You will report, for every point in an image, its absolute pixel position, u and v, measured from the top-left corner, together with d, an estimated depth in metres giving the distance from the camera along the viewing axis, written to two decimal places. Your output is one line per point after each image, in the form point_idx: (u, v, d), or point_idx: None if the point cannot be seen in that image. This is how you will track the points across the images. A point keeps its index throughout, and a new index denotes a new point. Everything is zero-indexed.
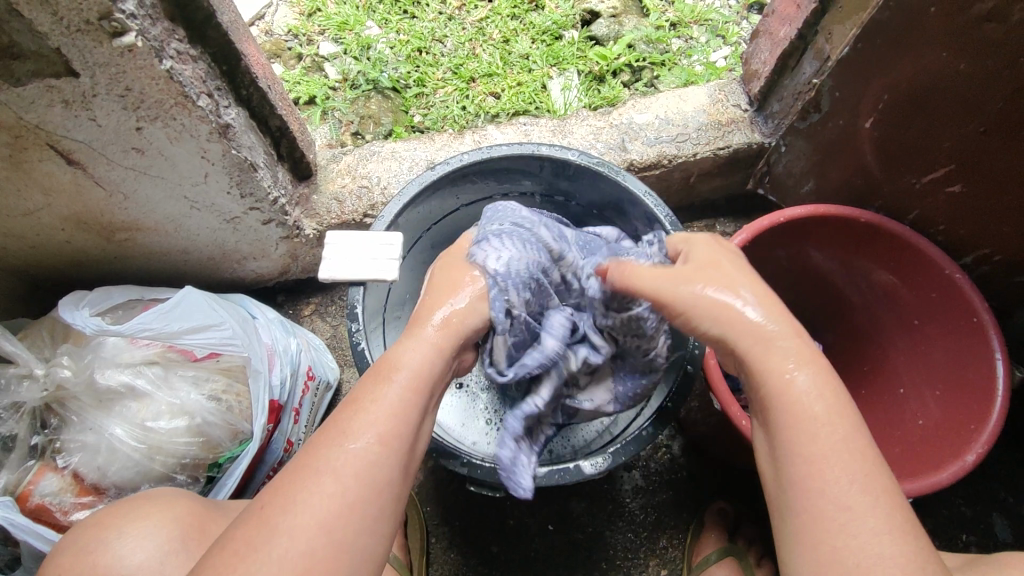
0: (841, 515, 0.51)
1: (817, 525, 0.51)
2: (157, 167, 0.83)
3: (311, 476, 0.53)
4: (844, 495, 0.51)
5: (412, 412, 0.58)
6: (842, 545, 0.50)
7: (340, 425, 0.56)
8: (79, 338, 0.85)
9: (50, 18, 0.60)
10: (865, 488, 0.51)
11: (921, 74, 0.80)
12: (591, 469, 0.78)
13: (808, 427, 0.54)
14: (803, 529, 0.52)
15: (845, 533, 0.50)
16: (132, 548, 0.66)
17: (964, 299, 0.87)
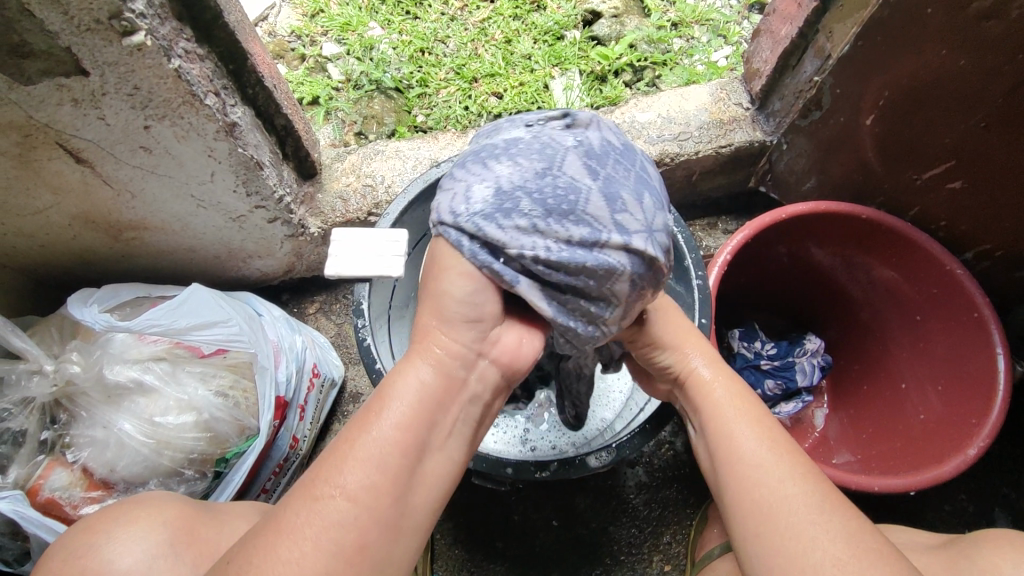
0: (754, 472, 0.62)
1: (737, 486, 0.62)
2: (163, 166, 0.84)
3: (296, 526, 0.49)
4: (756, 455, 0.63)
5: (400, 451, 0.51)
6: (758, 494, 0.60)
7: (326, 466, 0.51)
8: (87, 335, 0.86)
9: (60, 18, 0.61)
10: (769, 448, 0.63)
11: (922, 71, 0.81)
12: (595, 462, 0.79)
13: (720, 416, 0.67)
14: (731, 492, 0.62)
15: (758, 484, 0.61)
16: (120, 553, 0.66)
17: (964, 295, 0.88)
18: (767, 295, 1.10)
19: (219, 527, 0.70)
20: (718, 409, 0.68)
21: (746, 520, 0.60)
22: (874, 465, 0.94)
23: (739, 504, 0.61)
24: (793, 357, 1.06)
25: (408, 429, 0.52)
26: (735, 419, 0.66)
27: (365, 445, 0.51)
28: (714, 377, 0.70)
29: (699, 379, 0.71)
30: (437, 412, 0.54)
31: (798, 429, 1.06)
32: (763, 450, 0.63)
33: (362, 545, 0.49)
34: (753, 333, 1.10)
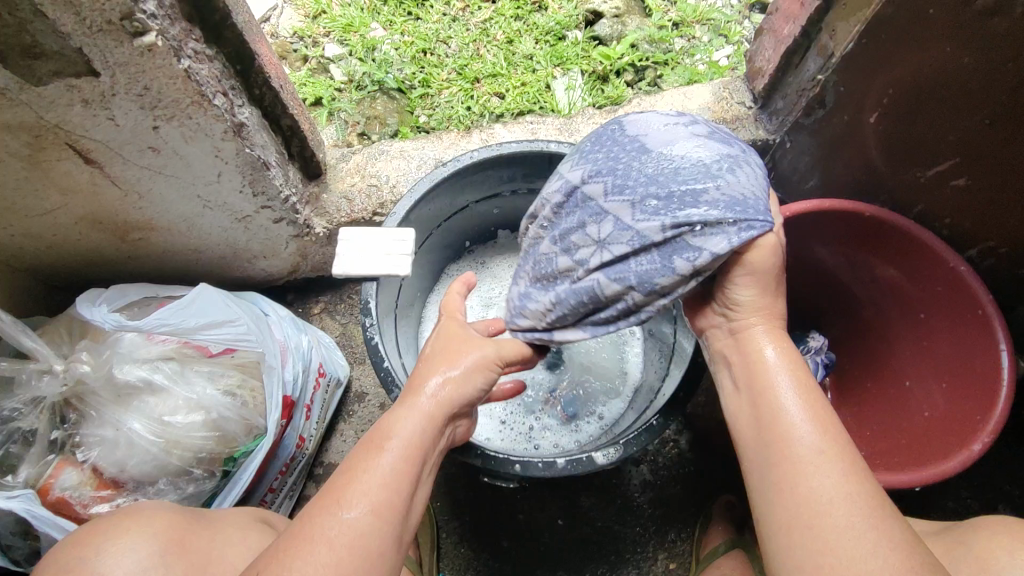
0: (813, 459, 0.57)
1: (789, 474, 0.57)
2: (171, 167, 0.84)
3: (315, 539, 0.55)
4: (814, 443, 0.58)
5: (407, 477, 0.60)
6: (814, 486, 0.56)
7: (343, 490, 0.57)
8: (97, 335, 0.86)
9: (73, 18, 0.61)
10: (831, 436, 0.58)
11: (925, 68, 0.81)
12: (601, 459, 0.79)
13: (777, 394, 0.61)
14: (782, 480, 0.58)
15: (815, 474, 0.56)
16: (112, 565, 0.65)
17: (970, 293, 0.88)
18: None
19: (208, 537, 0.72)
20: (772, 385, 0.62)
21: (798, 511, 0.56)
22: (879, 460, 0.94)
23: (791, 495, 0.57)
24: None
25: (409, 458, 0.60)
26: (792, 401, 0.60)
27: (380, 471, 0.59)
28: (775, 353, 0.63)
29: (756, 345, 0.64)
30: (429, 449, 0.63)
31: None
32: (823, 438, 0.58)
33: (369, 557, 0.55)
34: None
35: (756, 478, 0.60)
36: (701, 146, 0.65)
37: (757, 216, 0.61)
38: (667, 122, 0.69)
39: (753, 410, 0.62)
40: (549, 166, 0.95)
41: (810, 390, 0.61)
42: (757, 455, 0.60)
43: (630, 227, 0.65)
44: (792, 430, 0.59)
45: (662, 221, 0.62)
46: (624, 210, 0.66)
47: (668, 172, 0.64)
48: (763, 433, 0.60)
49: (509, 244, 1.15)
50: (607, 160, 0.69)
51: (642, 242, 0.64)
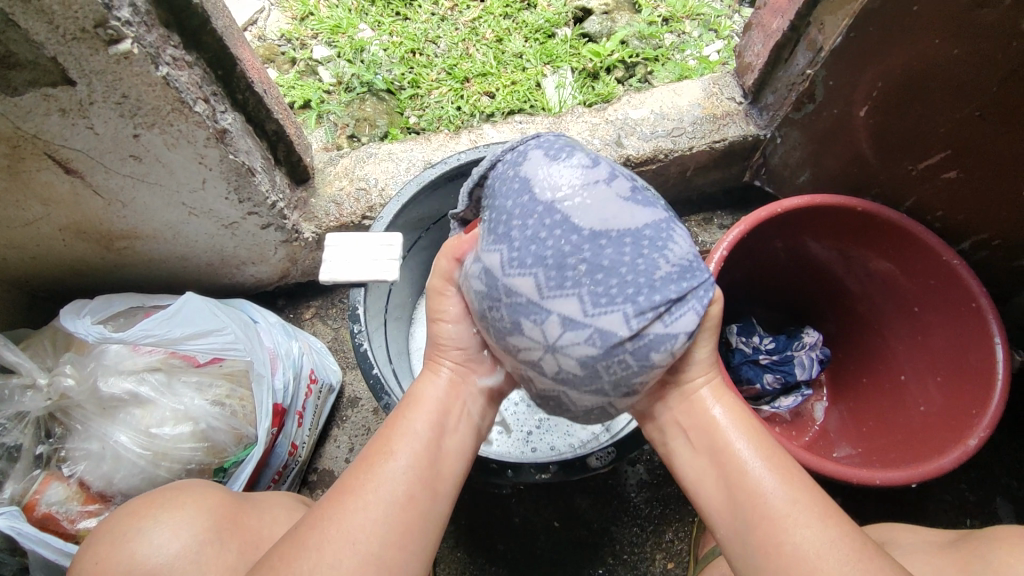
0: (788, 511, 0.56)
1: (768, 532, 0.56)
2: (154, 175, 0.83)
3: (358, 486, 0.55)
4: (785, 494, 0.57)
5: (440, 432, 0.61)
6: (796, 541, 0.54)
7: (379, 444, 0.59)
8: (80, 347, 0.85)
9: (45, 27, 0.60)
10: (800, 485, 0.58)
11: (915, 60, 0.80)
12: (596, 463, 0.78)
13: (735, 455, 0.61)
14: (763, 543, 0.55)
15: (794, 528, 0.55)
16: (166, 539, 0.64)
17: (962, 286, 0.88)
18: (764, 290, 1.10)
19: (258, 516, 0.72)
20: (728, 444, 0.62)
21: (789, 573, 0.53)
22: (875, 459, 0.93)
23: (776, 557, 0.54)
24: (791, 351, 1.06)
25: (439, 416, 0.63)
26: (755, 461, 0.60)
27: (418, 422, 0.61)
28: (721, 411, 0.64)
29: (704, 407, 0.64)
30: (457, 407, 0.65)
31: (798, 424, 1.06)
32: (792, 490, 0.57)
33: (412, 500, 0.56)
34: (751, 327, 1.09)
35: (736, 543, 0.58)
36: (637, 206, 0.59)
37: (707, 272, 0.60)
38: (581, 173, 0.59)
39: (716, 473, 0.61)
40: None
41: (765, 444, 0.62)
42: (733, 521, 0.58)
43: (587, 324, 0.57)
44: (759, 486, 0.58)
45: (624, 312, 0.56)
46: (573, 299, 0.57)
47: (610, 253, 0.57)
48: (733, 494, 0.59)
49: None
50: (524, 242, 0.59)
51: (612, 338, 0.57)
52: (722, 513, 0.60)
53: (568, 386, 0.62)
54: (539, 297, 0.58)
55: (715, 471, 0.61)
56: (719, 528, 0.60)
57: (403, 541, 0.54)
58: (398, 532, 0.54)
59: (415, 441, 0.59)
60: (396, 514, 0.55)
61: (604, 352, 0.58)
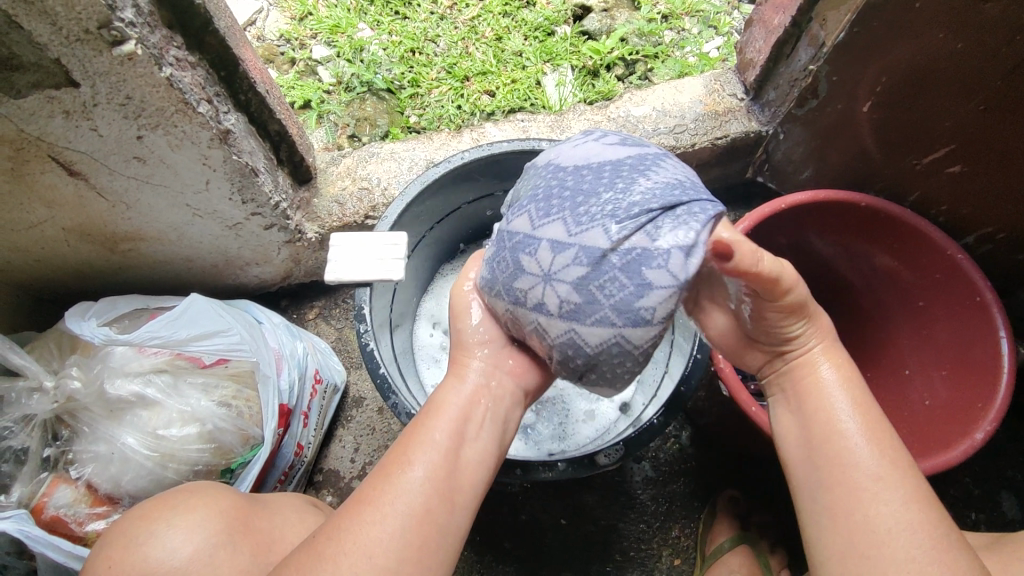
0: (871, 485, 0.57)
1: (843, 498, 0.58)
2: (158, 176, 0.83)
3: (375, 497, 0.56)
4: (871, 468, 0.58)
5: (462, 439, 0.60)
6: (873, 514, 0.56)
7: (397, 453, 0.59)
8: (86, 349, 0.84)
9: (49, 28, 0.60)
10: (893, 463, 0.58)
11: (918, 56, 0.80)
12: (605, 460, 0.77)
13: (830, 418, 0.62)
14: (835, 507, 0.58)
15: (873, 502, 0.56)
16: (179, 543, 0.64)
17: (966, 279, 0.88)
18: None
19: (270, 520, 0.72)
20: (829, 407, 0.62)
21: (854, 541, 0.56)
22: None
23: (846, 523, 0.57)
24: None
25: (461, 421, 0.62)
26: (851, 426, 0.60)
27: (438, 430, 0.60)
28: (830, 373, 0.65)
29: (813, 367, 0.66)
30: (482, 411, 0.64)
31: None
32: (882, 465, 0.58)
33: (430, 514, 0.55)
34: None
35: (808, 498, 0.61)
36: (622, 150, 0.65)
37: (698, 198, 0.60)
38: (576, 142, 0.69)
39: (806, 431, 0.63)
40: None
41: (868, 415, 0.61)
42: (810, 479, 0.61)
43: (571, 245, 0.59)
44: (847, 454, 0.59)
45: (604, 226, 0.59)
46: (555, 225, 0.61)
47: (590, 180, 0.62)
48: (819, 455, 0.61)
49: None
50: (523, 199, 0.66)
51: (595, 251, 0.58)
52: (802, 468, 0.62)
53: (575, 324, 0.60)
54: (530, 233, 0.62)
55: (807, 424, 0.63)
56: (794, 480, 0.63)
57: (419, 556, 0.54)
58: (414, 547, 0.54)
59: (433, 452, 0.58)
60: (412, 528, 0.54)
61: (592, 270, 0.59)
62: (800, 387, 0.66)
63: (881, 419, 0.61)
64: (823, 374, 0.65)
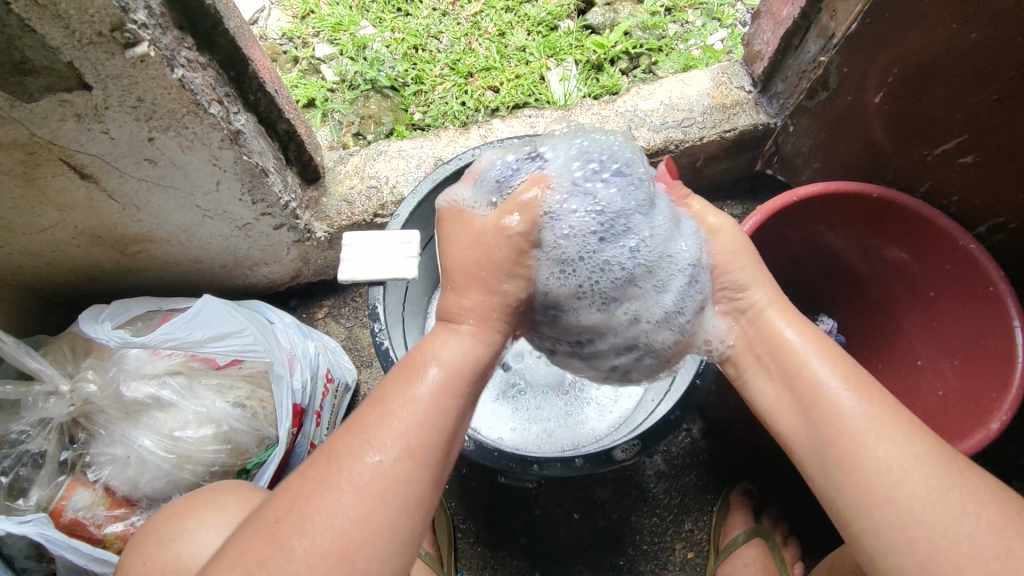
0: (870, 428, 0.57)
1: (851, 450, 0.57)
2: (168, 177, 0.83)
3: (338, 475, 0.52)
4: (863, 410, 0.58)
5: (445, 413, 0.55)
6: (881, 455, 0.56)
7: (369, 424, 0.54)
8: (101, 352, 0.84)
9: (62, 32, 0.59)
10: (881, 399, 0.58)
11: (930, 46, 0.80)
12: (622, 455, 0.77)
13: (810, 375, 0.61)
14: (845, 462, 0.57)
15: (877, 443, 0.56)
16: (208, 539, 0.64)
17: (978, 269, 0.87)
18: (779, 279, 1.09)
19: None
20: (803, 362, 0.62)
21: (870, 491, 0.55)
22: None
23: (854, 475, 0.56)
24: None
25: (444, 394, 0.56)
26: (830, 376, 0.60)
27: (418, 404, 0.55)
28: (791, 327, 0.64)
29: (776, 330, 0.65)
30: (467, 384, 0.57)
31: None
32: (872, 405, 0.58)
33: (387, 495, 0.52)
34: None
35: (816, 460, 0.59)
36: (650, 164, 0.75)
37: None
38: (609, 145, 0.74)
39: (791, 395, 0.62)
40: None
41: (838, 360, 0.62)
42: (810, 444, 0.60)
43: (681, 261, 0.67)
44: (837, 403, 0.59)
45: (700, 246, 0.69)
46: (677, 241, 0.68)
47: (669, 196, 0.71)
48: (812, 412, 0.60)
49: None
50: (613, 194, 0.67)
51: (699, 269, 0.68)
52: (799, 431, 0.61)
53: (662, 329, 0.69)
54: (641, 243, 0.67)
55: (790, 389, 0.62)
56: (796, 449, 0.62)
57: (364, 541, 0.50)
58: (361, 530, 0.50)
59: (396, 428, 0.54)
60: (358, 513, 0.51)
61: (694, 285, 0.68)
62: (771, 347, 0.65)
63: (850, 359, 0.63)
64: (786, 330, 0.64)
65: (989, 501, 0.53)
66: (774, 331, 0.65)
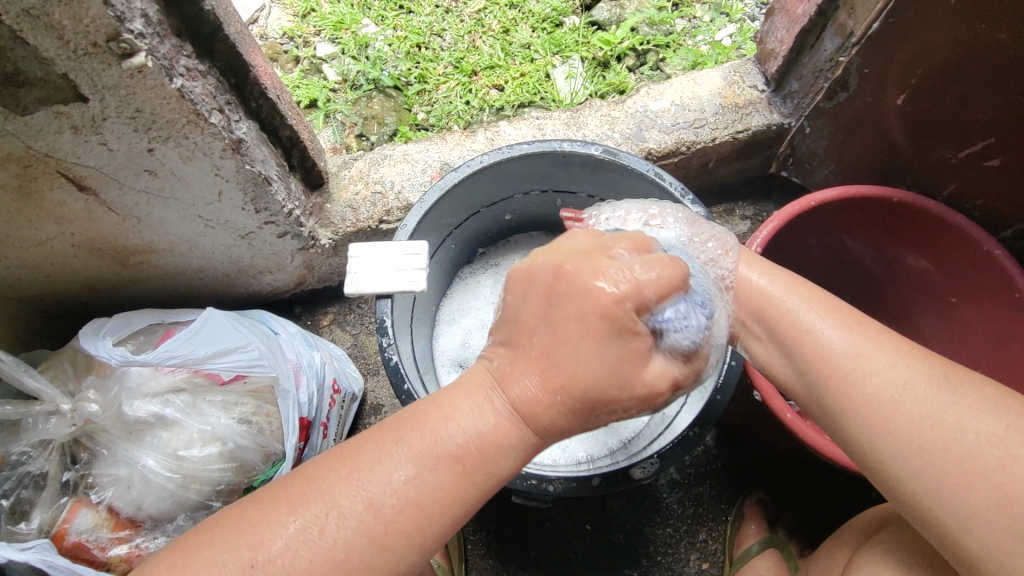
0: (855, 364, 0.64)
1: (846, 388, 0.64)
2: (169, 188, 0.81)
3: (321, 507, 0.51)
4: (847, 347, 0.66)
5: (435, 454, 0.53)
6: (873, 388, 0.63)
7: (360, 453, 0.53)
8: (102, 369, 0.82)
9: (55, 43, 0.57)
10: (860, 332, 0.66)
11: (958, 45, 0.77)
12: (640, 474, 0.75)
13: (792, 324, 0.69)
14: (843, 401, 0.65)
15: (868, 377, 0.63)
16: None
17: (1002, 275, 0.84)
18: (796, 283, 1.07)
19: None
20: (783, 311, 0.70)
21: (872, 422, 0.63)
22: None
23: (857, 412, 0.64)
24: None
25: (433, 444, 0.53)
26: (810, 319, 0.69)
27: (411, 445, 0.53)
28: (760, 279, 0.74)
29: (756, 288, 0.73)
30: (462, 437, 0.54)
31: None
32: (850, 340, 0.66)
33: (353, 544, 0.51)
34: None
35: (821, 402, 0.67)
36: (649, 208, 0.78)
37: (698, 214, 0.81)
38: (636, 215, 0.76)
39: (780, 347, 0.71)
40: (562, 167, 0.91)
41: (816, 302, 0.70)
42: (812, 390, 0.68)
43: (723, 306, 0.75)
44: (819, 346, 0.67)
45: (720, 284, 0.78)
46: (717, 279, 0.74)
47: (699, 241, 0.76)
48: (801, 357, 0.69)
49: (522, 244, 1.11)
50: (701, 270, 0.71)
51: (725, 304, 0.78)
52: (795, 377, 0.70)
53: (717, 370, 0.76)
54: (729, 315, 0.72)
55: (779, 342, 0.71)
56: (807, 396, 0.70)
57: None
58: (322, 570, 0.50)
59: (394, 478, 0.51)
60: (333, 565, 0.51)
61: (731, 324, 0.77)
62: (751, 305, 0.73)
63: (820, 295, 0.72)
64: (758, 283, 0.74)
65: (985, 414, 0.58)
66: (749, 288, 0.74)
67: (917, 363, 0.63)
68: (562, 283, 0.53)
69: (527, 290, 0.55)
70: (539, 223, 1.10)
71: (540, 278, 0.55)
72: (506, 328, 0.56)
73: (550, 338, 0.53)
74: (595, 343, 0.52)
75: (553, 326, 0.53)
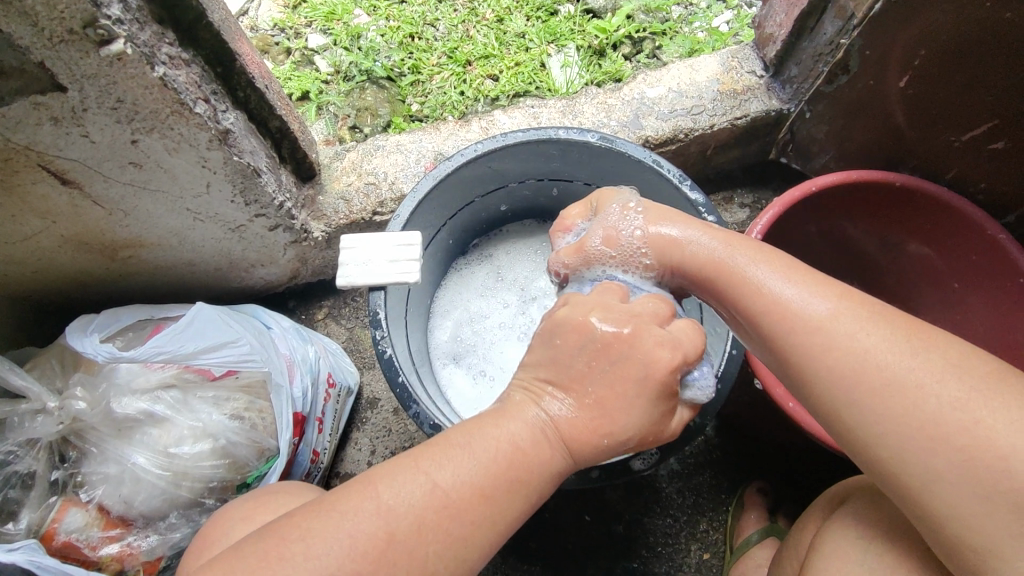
0: (816, 337, 0.59)
1: (808, 362, 0.60)
2: (156, 181, 0.79)
3: None
4: (809, 316, 0.60)
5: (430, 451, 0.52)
6: (840, 362, 0.58)
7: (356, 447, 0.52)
8: (90, 366, 0.81)
9: (30, 30, 0.55)
10: (822, 298, 0.60)
11: (963, 25, 0.75)
12: (640, 465, 0.73)
13: (744, 292, 0.64)
14: (807, 375, 0.60)
15: (832, 350, 0.58)
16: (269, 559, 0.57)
17: (1008, 260, 0.83)
18: None
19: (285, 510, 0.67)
20: (736, 278, 0.65)
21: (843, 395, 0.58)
22: None
23: (824, 387, 0.59)
24: None
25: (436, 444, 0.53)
26: (768, 285, 0.63)
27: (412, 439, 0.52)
28: (712, 243, 0.68)
29: (707, 254, 0.67)
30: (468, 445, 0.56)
31: None
32: (811, 308, 0.60)
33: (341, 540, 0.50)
34: None
35: (789, 376, 0.63)
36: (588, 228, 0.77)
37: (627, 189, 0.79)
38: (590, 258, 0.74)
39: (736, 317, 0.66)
40: (558, 154, 0.89)
41: (776, 265, 0.64)
42: (778, 366, 0.63)
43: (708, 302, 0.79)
44: (775, 317, 0.61)
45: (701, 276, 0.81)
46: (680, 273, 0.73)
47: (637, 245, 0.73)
48: (758, 329, 0.63)
49: (516, 234, 1.10)
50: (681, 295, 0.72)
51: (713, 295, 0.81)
52: (758, 347, 0.66)
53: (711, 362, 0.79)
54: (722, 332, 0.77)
55: (735, 311, 0.65)
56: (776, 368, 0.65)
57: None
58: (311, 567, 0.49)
59: None
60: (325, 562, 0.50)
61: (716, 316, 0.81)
62: (704, 272, 0.68)
63: (780, 256, 0.65)
64: (709, 246, 0.68)
65: (946, 376, 0.55)
66: (699, 252, 0.68)
67: (888, 326, 0.58)
68: (621, 343, 0.57)
69: (585, 344, 0.58)
70: (531, 212, 1.08)
71: (601, 335, 0.58)
72: (554, 368, 0.59)
73: (606, 392, 0.57)
74: (645, 401, 0.57)
75: (609, 382, 0.57)
